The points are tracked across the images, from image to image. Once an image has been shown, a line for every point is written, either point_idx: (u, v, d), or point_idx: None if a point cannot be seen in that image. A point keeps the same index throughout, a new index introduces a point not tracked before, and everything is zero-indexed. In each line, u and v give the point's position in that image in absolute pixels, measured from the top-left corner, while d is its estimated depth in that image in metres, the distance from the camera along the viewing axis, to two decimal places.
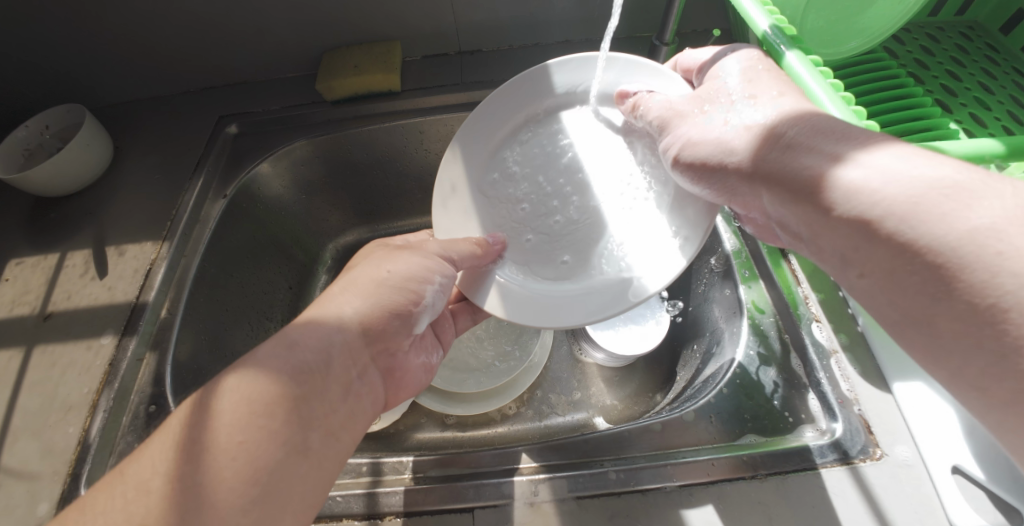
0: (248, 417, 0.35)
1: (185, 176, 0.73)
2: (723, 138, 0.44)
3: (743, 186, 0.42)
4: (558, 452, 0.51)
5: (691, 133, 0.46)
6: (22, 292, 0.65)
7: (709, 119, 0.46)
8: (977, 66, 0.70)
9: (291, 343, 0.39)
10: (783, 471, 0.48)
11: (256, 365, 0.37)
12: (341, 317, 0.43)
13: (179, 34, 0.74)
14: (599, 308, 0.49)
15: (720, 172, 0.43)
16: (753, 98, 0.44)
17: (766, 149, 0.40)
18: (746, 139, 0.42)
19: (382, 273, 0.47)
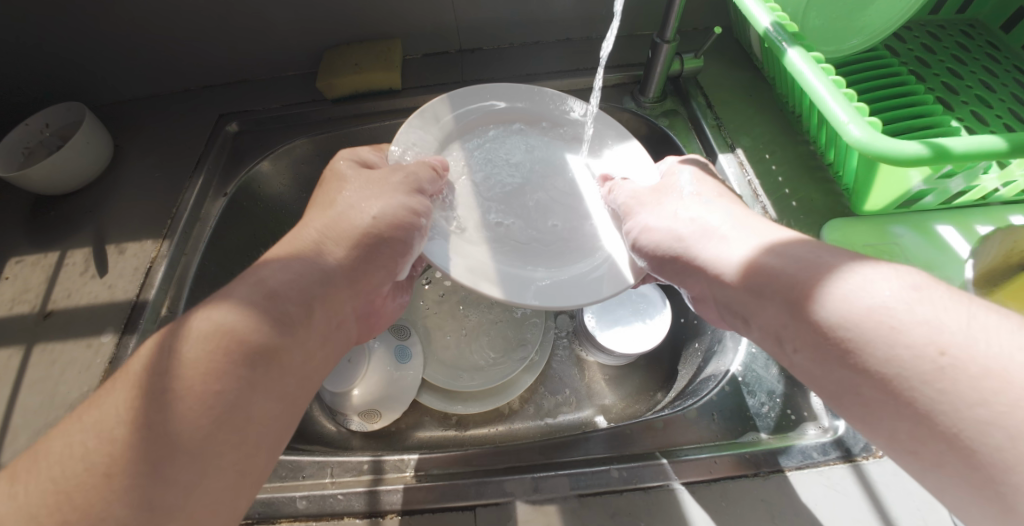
0: (219, 360, 0.35)
1: (184, 175, 0.73)
2: (671, 228, 0.48)
3: (691, 268, 0.46)
4: (560, 450, 0.51)
5: (651, 223, 0.50)
6: (22, 291, 0.64)
7: (664, 209, 0.50)
8: (978, 64, 0.69)
9: (270, 289, 0.39)
10: (785, 469, 0.48)
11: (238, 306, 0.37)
12: (321, 258, 0.43)
13: (179, 33, 0.74)
14: (583, 292, 0.52)
15: (671, 256, 0.47)
16: (698, 193, 0.50)
17: (704, 241, 0.45)
18: (691, 229, 0.47)
19: (361, 214, 0.46)
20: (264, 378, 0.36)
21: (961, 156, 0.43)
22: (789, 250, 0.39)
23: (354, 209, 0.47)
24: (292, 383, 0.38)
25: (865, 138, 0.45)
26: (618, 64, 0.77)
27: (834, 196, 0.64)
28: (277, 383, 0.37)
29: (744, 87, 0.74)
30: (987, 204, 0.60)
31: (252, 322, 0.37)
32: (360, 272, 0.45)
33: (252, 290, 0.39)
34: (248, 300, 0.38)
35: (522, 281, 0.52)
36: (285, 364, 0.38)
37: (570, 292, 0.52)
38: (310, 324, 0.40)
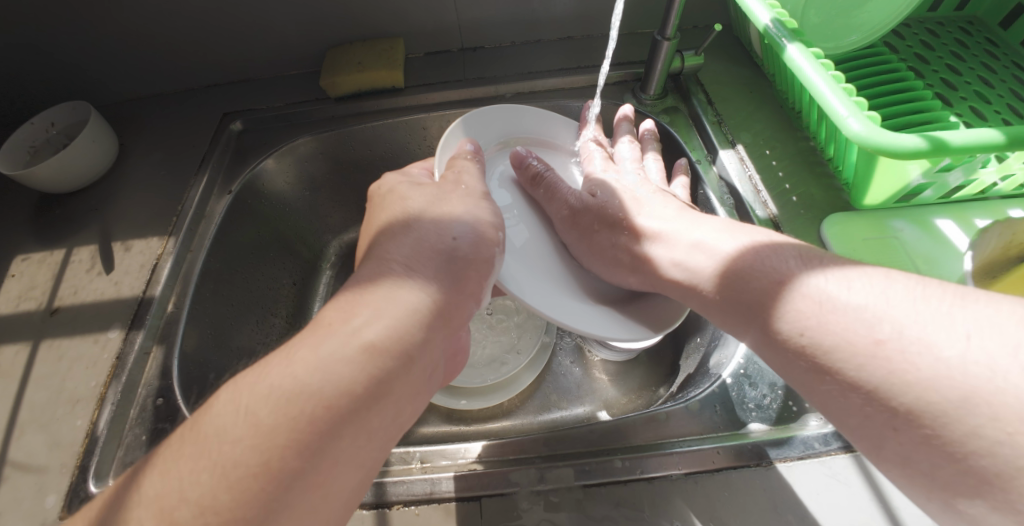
0: (313, 416, 0.32)
1: (189, 172, 0.74)
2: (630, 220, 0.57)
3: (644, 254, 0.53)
4: (565, 442, 0.50)
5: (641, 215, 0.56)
6: (28, 287, 0.65)
7: (651, 208, 0.57)
8: (977, 60, 0.70)
9: (368, 337, 0.35)
10: (787, 459, 0.48)
11: (316, 385, 0.32)
12: (423, 293, 0.40)
13: (182, 31, 0.74)
14: (594, 324, 0.49)
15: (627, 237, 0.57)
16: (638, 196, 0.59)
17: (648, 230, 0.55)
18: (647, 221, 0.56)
19: (446, 240, 0.44)
20: (347, 445, 0.33)
21: (960, 149, 0.44)
22: (778, 250, 0.43)
23: (435, 232, 0.44)
24: (379, 428, 0.35)
25: (864, 132, 0.46)
26: (618, 62, 0.77)
27: (834, 192, 0.64)
28: (365, 444, 0.34)
29: (744, 84, 0.75)
30: (986, 198, 0.61)
31: (349, 373, 0.33)
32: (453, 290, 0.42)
33: (353, 339, 0.35)
34: (348, 351, 0.34)
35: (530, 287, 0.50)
36: (375, 422, 0.34)
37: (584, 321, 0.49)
38: (407, 374, 0.36)
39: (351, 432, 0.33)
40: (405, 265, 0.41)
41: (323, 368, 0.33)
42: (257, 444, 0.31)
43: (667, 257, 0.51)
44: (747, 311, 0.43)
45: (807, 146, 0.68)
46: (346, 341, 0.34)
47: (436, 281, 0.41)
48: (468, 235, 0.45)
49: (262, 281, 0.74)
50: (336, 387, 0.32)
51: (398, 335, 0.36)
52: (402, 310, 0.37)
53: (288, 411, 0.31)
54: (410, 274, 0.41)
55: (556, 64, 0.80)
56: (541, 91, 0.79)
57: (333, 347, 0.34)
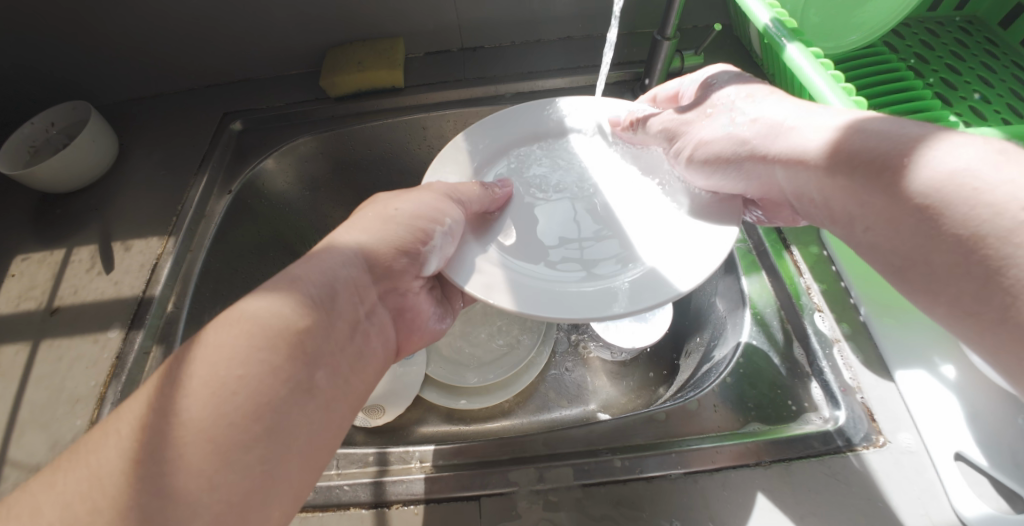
0: (238, 365, 0.31)
1: (189, 172, 0.74)
2: (736, 132, 0.47)
3: (757, 168, 0.46)
4: (565, 441, 0.50)
5: (707, 135, 0.49)
6: (29, 287, 0.65)
7: (715, 121, 0.49)
8: (977, 60, 0.70)
9: (294, 288, 0.36)
10: (786, 458, 0.48)
11: (240, 332, 0.32)
12: (352, 255, 0.41)
13: (183, 31, 0.74)
14: (594, 306, 0.44)
15: (734, 161, 0.47)
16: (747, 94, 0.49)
17: (773, 136, 0.44)
18: (752, 130, 0.46)
19: (390, 211, 0.45)
20: (279, 398, 0.32)
21: None
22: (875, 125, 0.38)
23: (378, 210, 0.45)
24: (319, 384, 0.35)
25: None
26: (617, 62, 0.78)
27: None
28: (300, 397, 0.33)
29: None
30: None
31: (274, 318, 0.34)
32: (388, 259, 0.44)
33: (281, 291, 0.36)
34: (276, 301, 0.35)
35: (527, 289, 0.46)
36: (310, 374, 0.34)
37: (592, 304, 0.45)
38: (336, 324, 0.37)
39: (280, 382, 0.32)
40: (338, 239, 0.42)
41: (252, 319, 0.33)
42: (193, 408, 0.30)
43: (777, 149, 0.44)
44: (860, 181, 0.37)
45: None
46: (273, 304, 0.35)
47: (369, 244, 0.43)
48: (414, 208, 0.46)
49: (261, 281, 0.74)
50: (261, 333, 0.33)
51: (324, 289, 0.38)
52: (334, 270, 0.39)
53: (222, 373, 0.31)
54: (347, 243, 0.42)
55: (555, 64, 0.80)
56: (540, 91, 0.79)
57: (259, 299, 0.35)
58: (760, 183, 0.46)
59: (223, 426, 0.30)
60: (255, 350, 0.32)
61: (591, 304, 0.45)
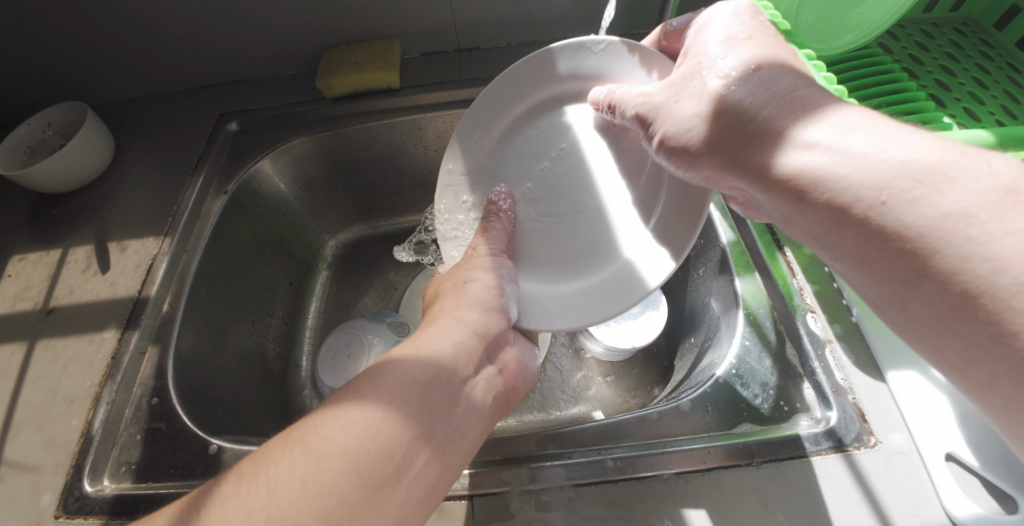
0: (359, 448, 0.34)
1: (185, 172, 0.74)
2: (693, 119, 0.41)
3: (727, 168, 0.40)
4: (558, 441, 0.51)
5: (678, 121, 0.43)
6: (25, 287, 0.65)
7: (689, 97, 0.42)
8: (971, 62, 0.70)
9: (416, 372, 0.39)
10: (777, 459, 0.48)
11: (374, 411, 0.36)
12: (462, 339, 0.44)
13: (178, 33, 0.74)
14: (589, 312, 0.52)
15: (688, 153, 0.43)
16: (723, 55, 0.41)
17: (718, 124, 0.40)
18: (700, 111, 0.41)
19: (488, 295, 0.49)
20: (380, 483, 0.34)
21: None
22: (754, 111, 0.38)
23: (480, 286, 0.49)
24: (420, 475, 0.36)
25: None
26: None
27: None
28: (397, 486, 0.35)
29: None
30: None
31: (395, 402, 0.37)
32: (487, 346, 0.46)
33: (407, 374, 0.39)
34: (405, 386, 0.38)
35: (535, 300, 0.55)
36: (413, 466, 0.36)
37: (581, 311, 0.52)
38: (444, 417, 0.39)
39: (387, 471, 0.35)
40: (451, 319, 0.46)
41: (385, 399, 0.37)
42: (316, 470, 0.33)
43: (689, 123, 0.42)
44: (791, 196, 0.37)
45: None
46: (382, 380, 0.38)
47: (473, 327, 0.46)
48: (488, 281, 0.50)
49: (257, 282, 0.75)
50: (384, 418, 0.36)
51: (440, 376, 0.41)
52: (443, 352, 0.42)
53: (338, 435, 0.35)
54: (457, 323, 0.46)
55: None
56: None
57: (387, 379, 0.38)
58: (728, 183, 0.42)
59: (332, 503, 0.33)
60: (374, 434, 0.35)
61: (581, 310, 0.52)
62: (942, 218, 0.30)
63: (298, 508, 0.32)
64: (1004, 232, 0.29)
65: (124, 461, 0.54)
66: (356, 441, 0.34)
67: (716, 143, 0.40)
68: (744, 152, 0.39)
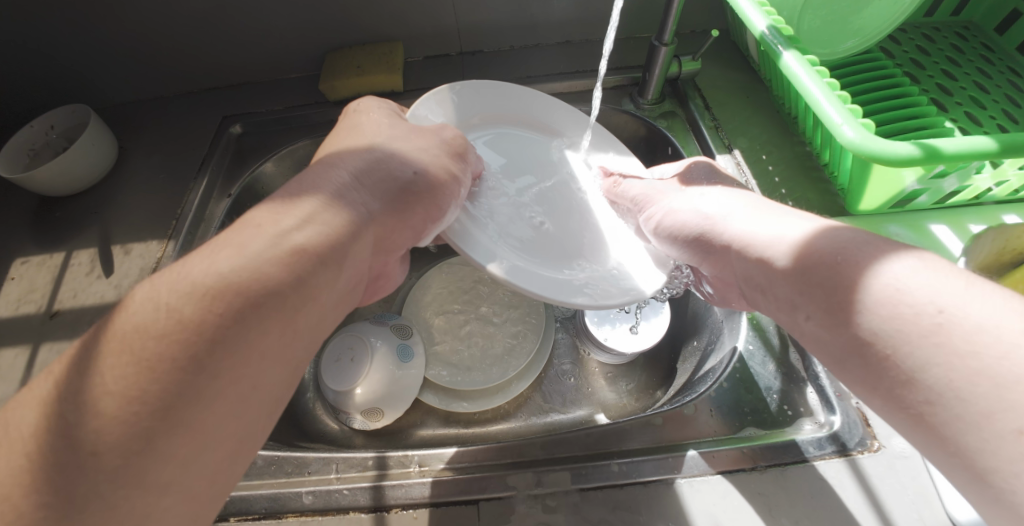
0: (212, 323, 0.29)
1: (188, 175, 0.74)
2: (706, 213, 0.48)
3: (716, 247, 0.46)
4: (563, 446, 0.51)
5: (675, 207, 0.51)
6: (29, 290, 0.65)
7: (685, 196, 0.52)
8: (973, 66, 0.70)
9: (297, 241, 0.33)
10: (782, 463, 0.49)
11: (235, 278, 0.30)
12: (360, 213, 0.39)
13: (182, 36, 0.75)
14: (595, 293, 0.50)
15: (693, 235, 0.48)
16: (723, 186, 0.50)
17: (732, 218, 0.45)
18: (720, 209, 0.47)
19: (406, 170, 0.44)
20: (248, 365, 0.30)
21: (953, 157, 0.44)
22: (836, 234, 0.36)
23: (397, 161, 0.44)
24: (289, 354, 0.33)
25: (858, 139, 0.46)
26: (615, 67, 0.78)
27: (829, 197, 0.64)
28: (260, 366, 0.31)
29: (740, 88, 0.75)
30: (980, 204, 0.61)
31: (276, 272, 0.32)
32: (393, 220, 0.42)
33: (281, 241, 0.33)
34: (276, 253, 0.32)
35: (530, 273, 0.49)
36: (284, 339, 0.32)
37: (585, 292, 0.50)
38: (327, 292, 0.35)
39: (254, 348, 0.30)
40: (346, 183, 0.40)
41: (247, 263, 0.31)
42: (118, 407, 0.27)
43: (701, 213, 0.48)
44: (810, 273, 0.36)
45: (802, 152, 0.68)
46: (194, 291, 0.29)
47: (380, 201, 0.41)
48: (425, 171, 0.44)
49: None
50: (249, 283, 0.30)
51: (333, 243, 0.36)
52: (338, 221, 0.37)
53: (151, 372, 0.27)
54: (355, 191, 0.40)
55: (553, 68, 0.80)
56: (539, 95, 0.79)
57: (255, 242, 0.32)
58: (716, 260, 0.46)
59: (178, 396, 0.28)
60: (243, 303, 0.30)
61: (585, 290, 0.51)
62: (869, 285, 0.32)
63: (126, 403, 0.27)
64: (921, 293, 0.30)
65: None
66: (174, 376, 0.28)
67: (805, 270, 0.36)
68: (839, 246, 0.35)
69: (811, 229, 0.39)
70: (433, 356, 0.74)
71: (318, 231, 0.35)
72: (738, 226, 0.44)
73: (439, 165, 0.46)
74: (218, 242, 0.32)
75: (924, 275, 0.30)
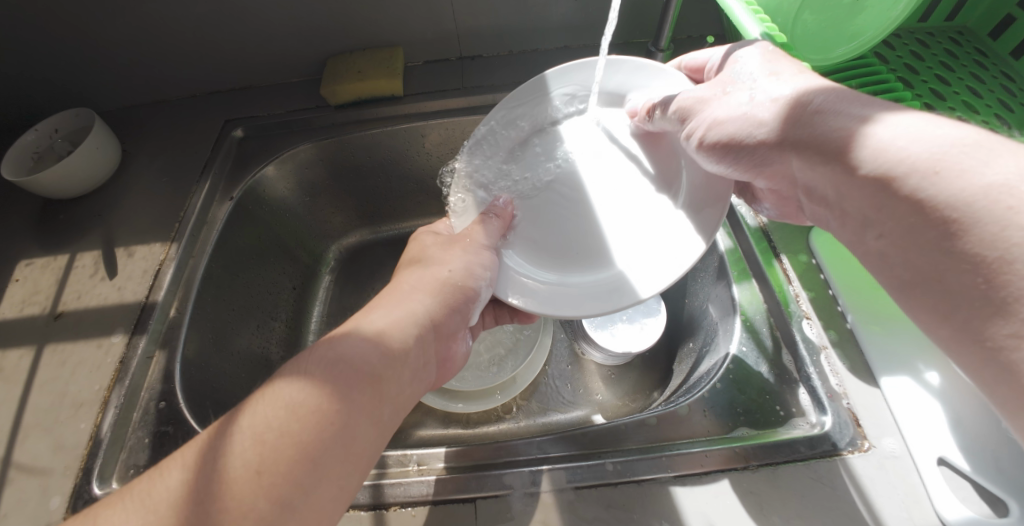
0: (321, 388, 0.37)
1: (191, 178, 0.75)
2: (752, 113, 0.44)
3: (773, 151, 0.43)
4: (558, 444, 0.52)
5: (721, 114, 0.46)
6: (32, 292, 0.66)
7: (733, 98, 0.46)
8: (966, 71, 0.71)
9: (378, 328, 0.42)
10: (773, 462, 0.50)
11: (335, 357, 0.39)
12: (422, 307, 0.46)
13: (186, 41, 0.76)
14: (608, 297, 0.52)
15: (743, 146, 0.45)
16: (773, 73, 0.45)
17: (770, 115, 0.43)
18: (765, 107, 0.43)
19: (446, 271, 0.50)
20: (349, 417, 0.37)
21: None
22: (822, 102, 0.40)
23: (440, 267, 0.51)
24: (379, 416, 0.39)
25: None
26: None
27: None
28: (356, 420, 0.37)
29: None
30: None
31: (362, 350, 0.40)
32: (448, 309, 0.48)
33: (367, 330, 0.42)
34: (365, 338, 0.41)
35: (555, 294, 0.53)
36: (375, 397, 0.39)
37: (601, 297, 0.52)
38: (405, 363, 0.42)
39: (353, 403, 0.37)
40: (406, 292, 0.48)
41: (342, 348, 0.39)
42: (267, 449, 0.34)
43: (743, 115, 0.45)
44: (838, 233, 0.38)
45: None
46: (318, 366, 0.38)
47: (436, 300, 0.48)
48: (464, 268, 0.51)
49: (261, 286, 0.75)
50: (349, 361, 0.39)
51: (404, 329, 0.43)
52: (404, 311, 0.45)
53: (291, 423, 0.35)
54: (415, 294, 0.47)
55: None
56: None
57: (349, 333, 0.41)
58: (776, 171, 0.44)
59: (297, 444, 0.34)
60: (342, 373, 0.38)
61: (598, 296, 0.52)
62: (974, 201, 0.31)
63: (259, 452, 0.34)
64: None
65: (132, 464, 0.54)
66: (300, 429, 0.35)
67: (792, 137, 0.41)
68: (817, 132, 0.40)
69: (797, 88, 0.42)
70: None
71: (393, 323, 0.43)
72: (778, 121, 0.42)
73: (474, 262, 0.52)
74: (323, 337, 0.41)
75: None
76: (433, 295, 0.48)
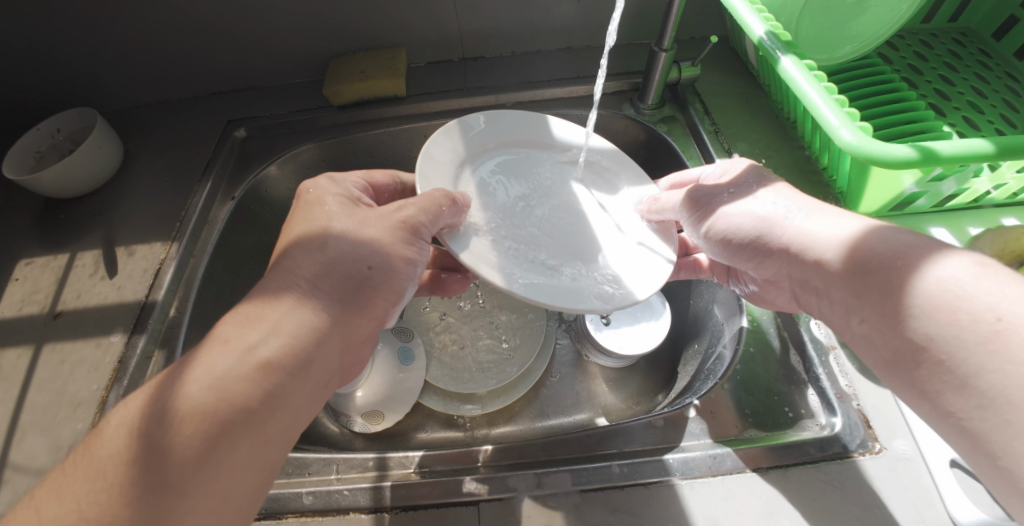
0: (200, 428, 0.34)
1: (193, 179, 0.75)
2: (757, 216, 0.46)
3: (773, 250, 0.45)
4: (563, 447, 0.51)
5: (727, 211, 0.49)
6: (32, 291, 0.66)
7: (739, 200, 0.48)
8: (970, 71, 0.71)
9: (264, 355, 0.37)
10: (784, 465, 0.49)
11: (208, 394, 0.34)
12: (315, 316, 0.41)
13: (190, 41, 0.76)
14: (598, 300, 0.49)
15: (749, 244, 0.47)
16: (771, 187, 0.48)
17: (788, 221, 0.44)
18: (773, 212, 0.46)
19: (360, 266, 0.44)
20: (235, 451, 0.35)
21: (950, 159, 0.44)
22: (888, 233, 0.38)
23: (348, 254, 0.44)
24: (272, 437, 0.37)
25: (856, 141, 0.46)
26: (616, 73, 0.79)
27: (827, 199, 0.64)
28: (248, 446, 0.36)
29: (739, 93, 0.76)
30: (980, 207, 0.61)
31: (245, 389, 0.36)
32: (352, 314, 0.44)
33: (249, 357, 0.37)
34: (246, 368, 0.36)
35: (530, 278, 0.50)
36: (269, 429, 0.37)
37: (586, 298, 0.49)
38: (300, 384, 0.39)
39: (239, 439, 0.35)
40: (305, 291, 0.41)
41: (216, 384, 0.35)
42: (143, 485, 0.32)
43: (752, 216, 0.47)
44: None
45: (800, 155, 0.69)
46: (183, 400, 0.34)
47: (336, 302, 0.42)
48: (380, 264, 0.45)
49: (262, 287, 0.75)
50: (227, 400, 0.35)
51: (297, 349, 0.39)
52: (298, 329, 0.40)
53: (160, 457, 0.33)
54: (313, 296, 0.42)
55: (554, 74, 0.81)
56: (540, 100, 0.79)
57: (224, 359, 0.36)
58: (774, 266, 0.46)
59: (177, 481, 0.33)
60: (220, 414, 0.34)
61: (580, 294, 0.50)
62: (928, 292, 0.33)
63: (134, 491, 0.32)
64: (981, 294, 0.31)
65: None
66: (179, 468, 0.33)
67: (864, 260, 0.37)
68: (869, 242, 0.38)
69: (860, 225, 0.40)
70: (434, 360, 0.75)
71: (285, 341, 0.38)
72: (807, 231, 0.43)
73: (394, 249, 0.46)
74: (193, 357, 0.36)
75: (968, 271, 0.32)
76: (334, 302, 0.42)
